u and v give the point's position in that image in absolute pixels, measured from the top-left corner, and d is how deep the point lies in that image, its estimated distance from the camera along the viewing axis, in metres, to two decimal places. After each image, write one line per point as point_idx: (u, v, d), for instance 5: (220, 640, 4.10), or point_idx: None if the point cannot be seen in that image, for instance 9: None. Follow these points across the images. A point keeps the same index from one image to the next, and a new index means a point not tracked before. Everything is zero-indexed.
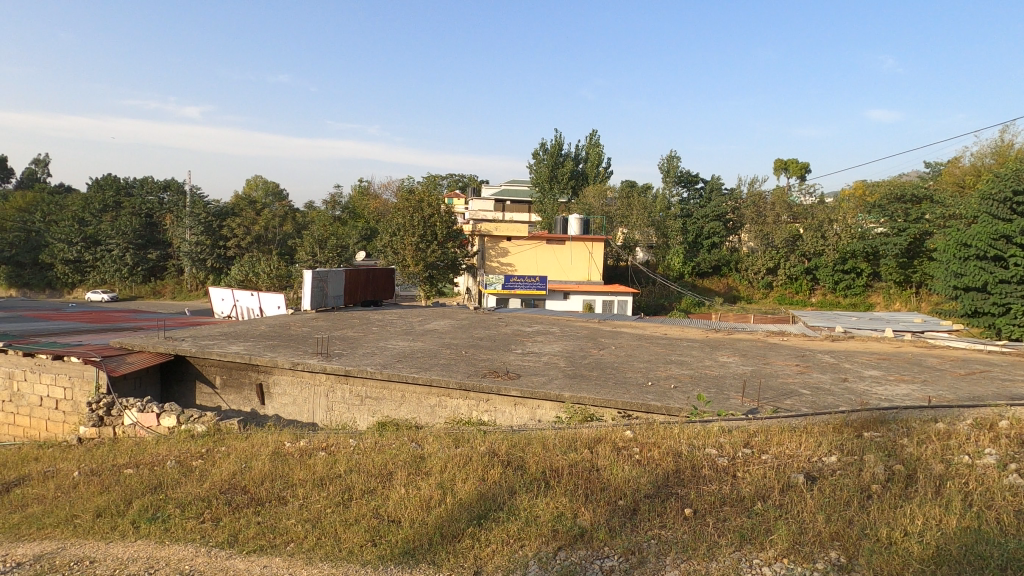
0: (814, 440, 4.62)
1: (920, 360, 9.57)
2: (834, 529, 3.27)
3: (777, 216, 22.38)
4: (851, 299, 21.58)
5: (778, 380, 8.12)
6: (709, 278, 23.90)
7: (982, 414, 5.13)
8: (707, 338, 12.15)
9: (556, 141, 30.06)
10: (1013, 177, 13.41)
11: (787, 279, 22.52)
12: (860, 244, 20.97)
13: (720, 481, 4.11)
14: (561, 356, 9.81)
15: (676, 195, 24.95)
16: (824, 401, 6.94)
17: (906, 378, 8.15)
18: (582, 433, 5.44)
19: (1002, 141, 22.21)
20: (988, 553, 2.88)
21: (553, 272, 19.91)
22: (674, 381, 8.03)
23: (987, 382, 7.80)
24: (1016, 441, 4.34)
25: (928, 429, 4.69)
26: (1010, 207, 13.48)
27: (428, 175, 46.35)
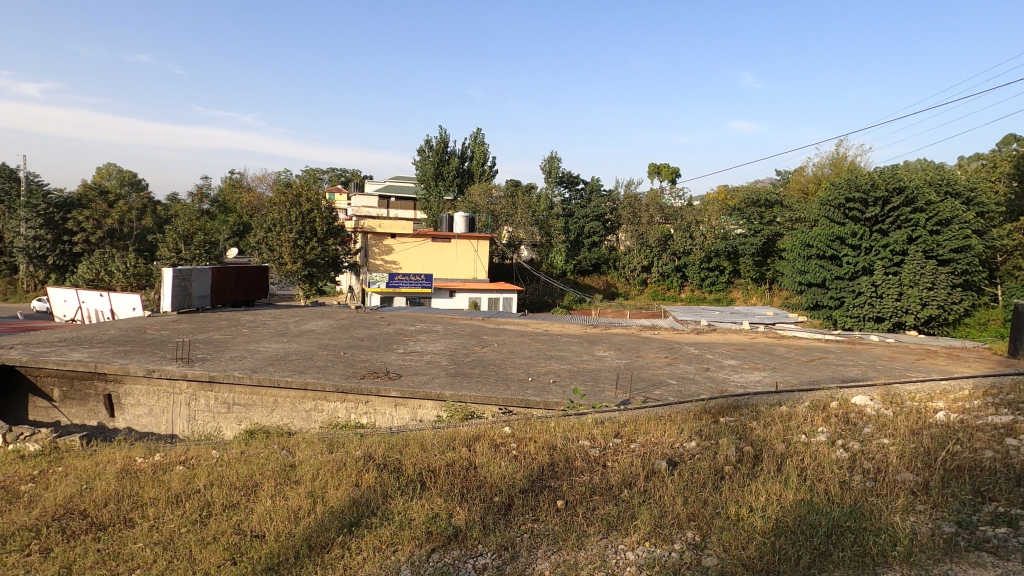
0: (676, 427, 4.93)
1: (769, 350, 10.56)
2: (691, 511, 3.50)
3: (651, 218, 23.63)
4: (715, 294, 23.44)
5: (649, 371, 8.60)
6: (590, 275, 24.94)
7: (818, 396, 5.73)
8: (586, 334, 12.64)
9: (441, 137, 29.78)
10: (846, 186, 14.94)
11: (659, 277, 23.96)
12: (723, 244, 22.83)
13: (591, 471, 4.27)
14: (444, 354, 9.77)
15: (558, 195, 25.71)
16: (687, 390, 7.45)
17: (758, 366, 8.95)
18: (461, 431, 5.43)
19: (838, 154, 25.03)
20: (818, 522, 3.20)
21: (439, 269, 19.73)
22: (553, 376, 8.24)
23: (824, 367, 8.76)
24: (843, 419, 4.89)
25: (774, 412, 5.16)
26: (844, 211, 14.98)
27: (307, 170, 44.35)
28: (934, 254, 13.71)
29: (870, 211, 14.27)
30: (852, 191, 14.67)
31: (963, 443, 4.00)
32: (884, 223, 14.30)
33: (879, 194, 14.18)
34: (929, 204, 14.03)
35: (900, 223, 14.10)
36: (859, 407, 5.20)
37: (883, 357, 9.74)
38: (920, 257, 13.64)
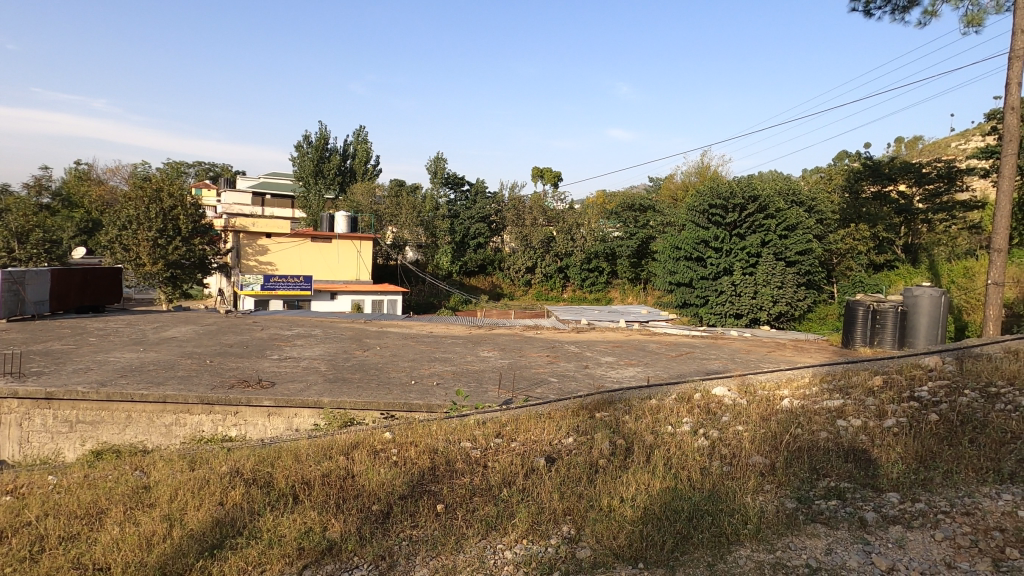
0: (555, 424, 5.06)
1: (643, 346, 11.18)
2: (566, 506, 3.60)
3: (534, 220, 24.26)
4: (595, 294, 24.46)
5: (531, 370, 8.78)
6: (475, 276, 25.08)
7: (684, 389, 6.15)
8: (470, 334, 12.70)
9: (320, 133, 28.55)
10: (709, 193, 16.13)
11: (543, 277, 24.64)
12: (602, 245, 23.88)
13: (472, 472, 4.27)
14: (323, 359, 9.37)
15: (443, 196, 25.57)
16: (567, 387, 7.70)
17: (632, 362, 9.44)
18: (339, 438, 5.21)
19: (702, 163, 27.09)
20: (681, 507, 3.41)
21: (319, 270, 18.97)
22: (437, 378, 8.16)
23: (690, 361, 9.41)
24: (705, 409, 5.27)
25: (644, 406, 5.45)
26: (707, 216, 16.16)
27: (169, 162, 40.86)
28: (783, 256, 15.29)
29: (730, 216, 15.55)
30: (714, 198, 15.88)
31: (803, 426, 4.46)
32: (742, 227, 15.65)
33: (736, 202, 15.50)
34: (779, 211, 15.54)
35: (754, 227, 15.52)
36: (719, 397, 5.64)
37: (741, 350, 10.67)
38: (771, 259, 15.18)
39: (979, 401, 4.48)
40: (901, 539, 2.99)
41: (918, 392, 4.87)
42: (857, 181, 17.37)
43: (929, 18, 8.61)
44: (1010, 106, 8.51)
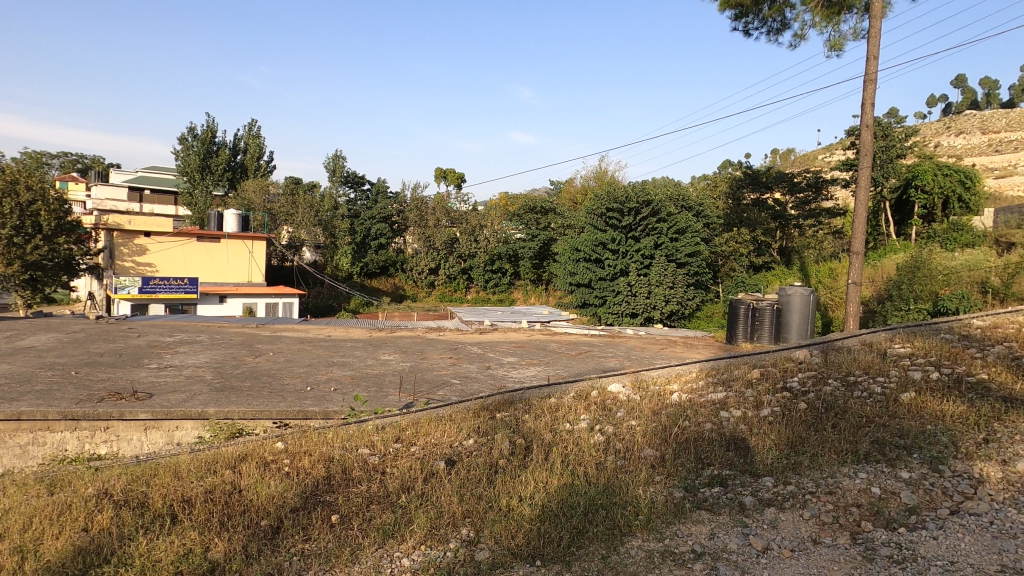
0: (455, 426, 5.02)
1: (544, 346, 11.38)
2: (466, 508, 3.58)
3: (437, 221, 24.07)
4: (498, 295, 24.62)
5: (433, 373, 8.67)
6: (377, 278, 24.53)
7: (582, 386, 6.32)
8: (371, 337, 12.38)
9: (208, 126, 26.75)
10: (606, 196, 16.70)
11: (446, 278, 24.53)
12: (505, 247, 24.08)
13: (369, 480, 4.14)
14: (209, 366, 8.77)
15: (342, 195, 24.77)
16: (469, 389, 7.69)
17: (534, 361, 9.59)
18: (224, 451, 4.87)
19: (600, 168, 28.07)
20: (576, 503, 3.49)
21: (207, 271, 17.74)
22: (335, 383, 7.87)
23: (589, 360, 9.70)
24: (601, 406, 5.44)
25: (544, 404, 5.54)
26: (605, 219, 16.72)
27: (28, 153, 36.70)
28: (674, 258, 16.14)
29: (626, 219, 16.20)
30: (611, 202, 16.48)
31: (691, 418, 4.71)
32: (637, 230, 16.36)
33: (632, 206, 16.18)
34: (670, 215, 16.37)
35: (648, 231, 16.29)
36: (614, 394, 5.84)
37: (636, 348, 11.15)
38: (663, 260, 16.00)
39: (839, 389, 4.95)
40: (774, 520, 3.23)
41: (789, 383, 5.31)
42: (739, 189, 18.85)
43: (799, 41, 9.43)
44: (865, 124, 9.49)
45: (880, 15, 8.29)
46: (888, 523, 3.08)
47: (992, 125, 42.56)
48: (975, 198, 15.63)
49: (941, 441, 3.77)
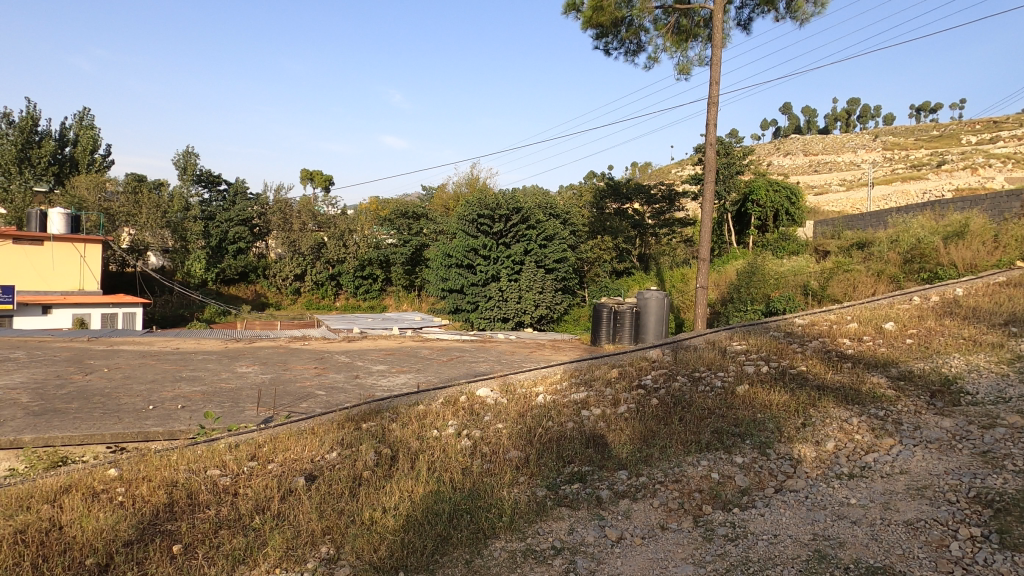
0: (317, 439, 4.78)
1: (415, 352, 11.22)
2: (326, 524, 3.42)
3: (302, 225, 22.98)
4: (369, 302, 23.97)
5: (295, 385, 8.20)
6: (236, 284, 23.05)
7: (451, 392, 6.30)
8: (227, 349, 11.50)
9: (28, 113, 23.43)
10: (477, 202, 16.56)
11: (313, 285, 23.51)
12: (376, 253, 23.41)
13: (219, 503, 3.83)
14: (26, 388, 7.64)
15: (194, 195, 22.76)
16: (335, 400, 7.37)
17: (404, 369, 9.41)
18: (42, 483, 4.25)
19: (472, 175, 28.36)
20: (441, 509, 3.47)
21: (26, 278, 15.46)
22: (182, 400, 7.18)
23: (460, 365, 9.70)
24: (470, 410, 5.46)
25: (411, 412, 5.45)
26: (476, 225, 16.69)
27: None
28: (543, 264, 16.73)
29: (497, 226, 16.33)
30: (482, 208, 16.45)
31: (554, 418, 4.88)
32: (507, 236, 16.61)
33: (502, 213, 16.36)
34: (538, 222, 16.83)
35: (518, 237, 16.60)
36: (483, 398, 5.89)
37: (506, 352, 11.36)
38: (532, 266, 16.46)
39: (686, 385, 5.39)
40: (628, 510, 3.43)
41: (644, 380, 5.68)
42: (602, 199, 19.94)
43: (652, 62, 10.14)
44: (709, 143, 10.40)
45: (720, 45, 9.15)
46: (725, 504, 3.39)
47: (812, 148, 48.73)
48: (798, 211, 18.38)
49: (768, 427, 4.22)
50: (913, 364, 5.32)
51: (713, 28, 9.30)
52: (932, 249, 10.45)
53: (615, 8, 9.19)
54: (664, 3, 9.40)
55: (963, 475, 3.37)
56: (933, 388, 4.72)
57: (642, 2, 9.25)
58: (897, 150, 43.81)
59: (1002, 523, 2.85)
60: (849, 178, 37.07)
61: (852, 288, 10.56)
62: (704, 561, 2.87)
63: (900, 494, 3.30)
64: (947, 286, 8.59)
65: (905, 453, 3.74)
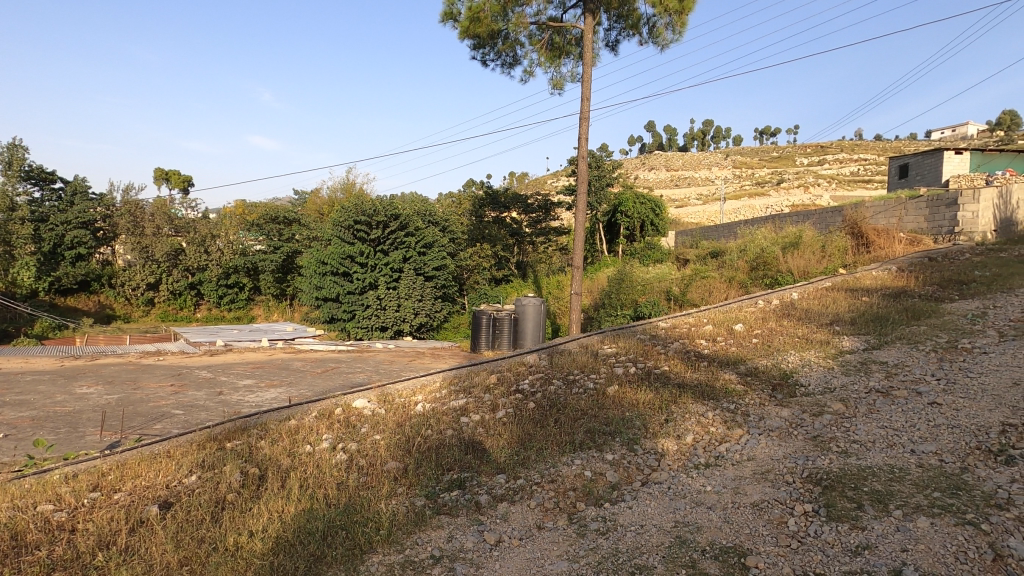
0: (173, 463, 4.38)
1: (287, 365, 10.62)
2: (184, 555, 3.14)
3: (156, 229, 20.99)
4: (235, 312, 22.40)
5: (147, 405, 7.41)
6: (74, 294, 20.50)
7: (325, 404, 6.04)
8: (63, 368, 10.17)
9: None
10: (354, 208, 16.03)
11: (169, 295, 21.56)
12: (241, 260, 21.91)
13: (52, 542, 3.37)
14: None
15: (21, 193, 19.66)
16: (196, 419, 6.78)
17: (274, 383, 8.86)
18: None
19: (348, 180, 27.52)
20: (315, 528, 3.32)
21: None
22: (5, 429, 6.24)
23: (336, 377, 9.32)
24: (345, 423, 5.27)
25: (282, 428, 5.16)
26: (352, 232, 16.13)
27: None
28: (422, 271, 16.60)
29: (374, 233, 15.90)
30: (358, 214, 15.99)
31: (433, 427, 4.85)
32: (385, 243, 16.22)
33: (380, 219, 15.98)
34: (417, 230, 16.67)
35: (396, 244, 16.29)
36: (359, 410, 5.71)
37: (385, 362, 11.09)
38: (411, 274, 16.29)
39: (561, 388, 5.59)
40: (505, 513, 3.49)
41: (521, 385, 5.81)
42: (481, 207, 20.19)
43: (528, 76, 10.45)
44: (581, 155, 10.89)
45: (591, 63, 9.64)
46: (597, 500, 3.56)
47: (674, 165, 52.70)
48: (662, 222, 19.77)
49: (636, 424, 4.49)
50: (757, 361, 5.93)
51: (583, 47, 9.78)
52: (773, 258, 11.70)
53: (492, 20, 9.36)
54: (538, 20, 9.71)
55: (798, 458, 3.80)
56: (774, 382, 5.29)
57: (517, 17, 9.51)
58: (745, 168, 48.60)
59: (828, 498, 3.25)
60: (705, 193, 40.50)
61: (708, 293, 11.51)
62: (578, 556, 2.99)
63: (748, 479, 3.65)
64: (786, 290, 9.66)
65: (752, 441, 4.15)
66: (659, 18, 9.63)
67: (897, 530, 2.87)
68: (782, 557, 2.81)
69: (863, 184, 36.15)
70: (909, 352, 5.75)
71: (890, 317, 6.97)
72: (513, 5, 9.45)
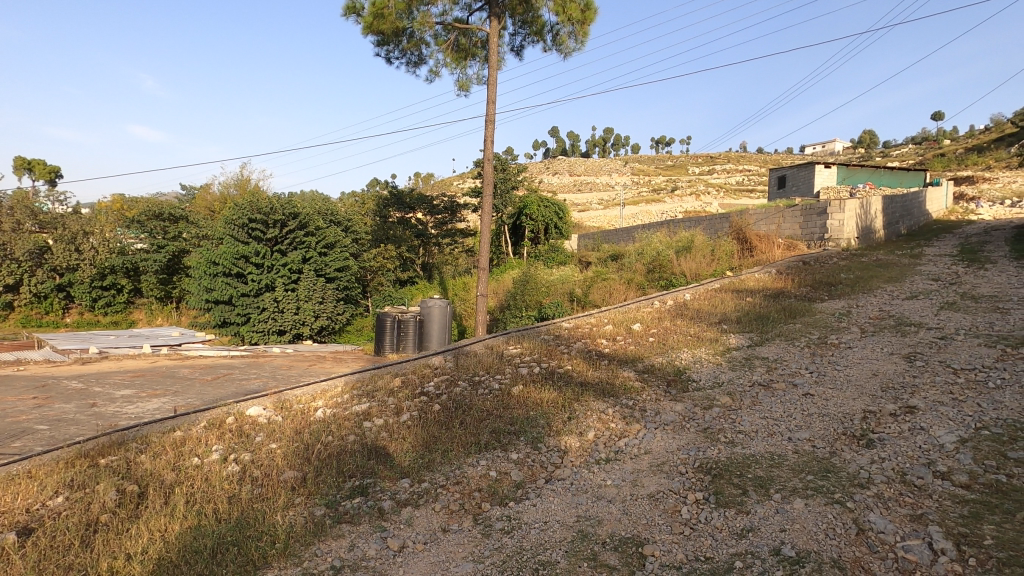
0: (36, 483, 3.93)
1: (172, 373, 9.86)
2: None
3: (16, 224, 18.83)
4: (111, 316, 20.61)
5: (3, 421, 6.60)
6: None
7: (216, 413, 5.67)
8: None
9: None
10: (248, 207, 14.98)
11: (33, 297, 19.59)
12: (119, 260, 20.03)
13: None
14: None
15: None
16: (64, 434, 6.13)
17: (158, 392, 8.19)
18: None
19: (243, 175, 26.06)
20: (202, 546, 3.10)
21: None
22: None
23: (228, 384, 8.75)
24: (238, 432, 4.97)
25: (166, 440, 4.78)
26: (247, 230, 15.03)
27: None
28: (323, 273, 16.01)
29: (271, 233, 15.02)
30: (253, 212, 14.92)
31: (333, 433, 4.67)
32: (283, 244, 15.40)
33: (277, 218, 15.11)
34: (317, 229, 16.03)
35: (295, 244, 15.53)
36: (254, 418, 5.40)
37: (283, 367, 10.57)
38: (311, 275, 15.64)
39: (467, 389, 5.59)
40: (409, 518, 3.43)
41: (426, 387, 5.74)
42: (385, 208, 19.86)
43: (433, 76, 10.38)
44: (487, 157, 10.93)
45: (496, 67, 9.72)
46: (501, 500, 3.59)
47: (576, 170, 54.32)
48: (565, 225, 20.39)
49: (539, 423, 4.57)
50: (654, 359, 6.22)
51: (488, 50, 9.83)
52: (668, 261, 12.34)
53: (396, 18, 9.18)
54: (444, 20, 9.67)
55: (690, 450, 4.02)
56: (668, 378, 5.57)
57: (422, 17, 9.40)
58: (642, 175, 50.93)
59: (717, 486, 3.47)
60: (606, 198, 42.03)
61: (609, 294, 11.92)
62: (483, 556, 2.99)
63: (645, 471, 3.81)
64: (679, 291, 10.23)
65: (648, 435, 4.34)
66: (562, 27, 9.87)
67: (776, 512, 3.11)
68: (675, 544, 2.95)
69: (747, 193, 39.00)
70: (786, 347, 6.26)
71: (769, 316, 7.55)
72: (418, 3, 9.32)
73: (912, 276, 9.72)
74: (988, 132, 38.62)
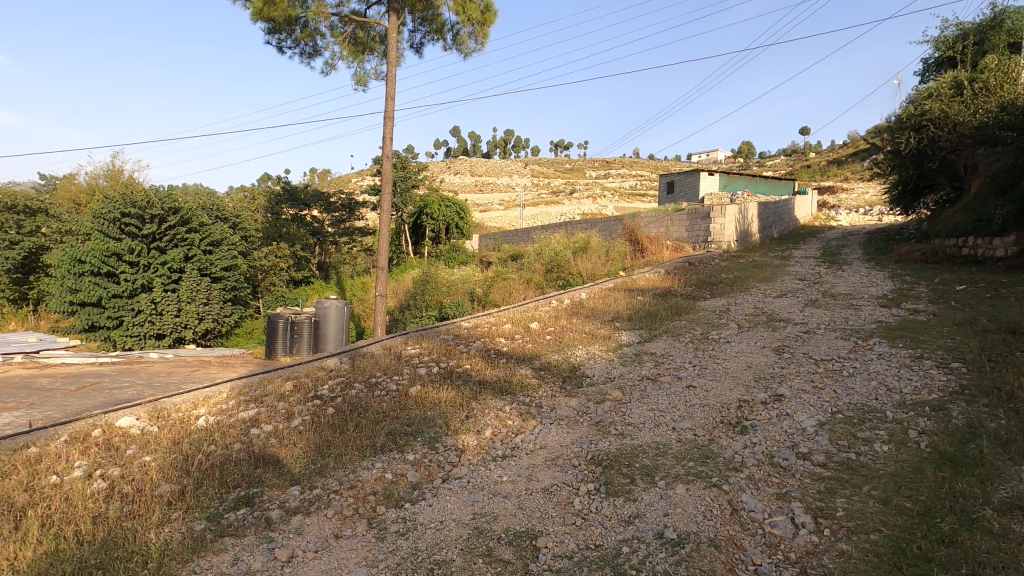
0: None
1: (27, 383, 8.81)
2: None
3: None
4: None
5: None
6: None
7: (79, 426, 5.14)
8: None
9: None
10: (121, 200, 13.68)
11: None
12: None
13: None
14: None
15: None
16: None
17: (8, 406, 7.28)
18: None
19: (114, 166, 23.83)
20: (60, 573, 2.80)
21: None
22: None
23: (95, 394, 7.95)
24: (105, 446, 4.54)
25: (17, 458, 4.27)
26: (118, 225, 13.76)
27: None
28: (207, 271, 14.99)
29: (148, 228, 13.80)
30: (126, 206, 13.65)
31: (217, 442, 4.39)
32: (161, 240, 14.20)
33: (155, 213, 13.91)
34: (201, 226, 14.97)
35: (176, 241, 14.39)
36: (125, 430, 4.96)
37: (161, 373, 9.76)
38: (195, 274, 14.61)
39: (363, 391, 5.45)
40: (299, 526, 3.30)
41: (320, 391, 5.54)
42: (277, 204, 18.89)
43: (329, 69, 10.02)
44: (386, 155, 10.69)
45: (395, 63, 9.55)
46: (397, 502, 3.54)
47: (477, 170, 54.58)
48: (465, 225, 20.41)
49: (437, 423, 4.54)
50: (550, 356, 6.38)
51: (388, 46, 9.64)
52: (565, 262, 12.70)
53: (289, 5, 8.77)
54: (340, 11, 9.37)
55: (583, 443, 4.17)
56: (564, 374, 5.74)
57: (317, 6, 9.05)
58: (542, 177, 52.07)
59: (607, 476, 3.62)
60: (506, 199, 42.56)
61: (508, 293, 12.04)
62: (377, 560, 2.93)
63: (540, 466, 3.90)
64: (575, 290, 10.55)
65: (544, 430, 4.45)
66: (462, 27, 9.89)
67: (660, 498, 3.29)
68: (567, 535, 3.05)
69: (639, 197, 40.95)
70: (673, 343, 6.64)
71: (658, 314, 7.97)
72: None
73: (782, 276, 10.62)
74: (845, 147, 43.05)
